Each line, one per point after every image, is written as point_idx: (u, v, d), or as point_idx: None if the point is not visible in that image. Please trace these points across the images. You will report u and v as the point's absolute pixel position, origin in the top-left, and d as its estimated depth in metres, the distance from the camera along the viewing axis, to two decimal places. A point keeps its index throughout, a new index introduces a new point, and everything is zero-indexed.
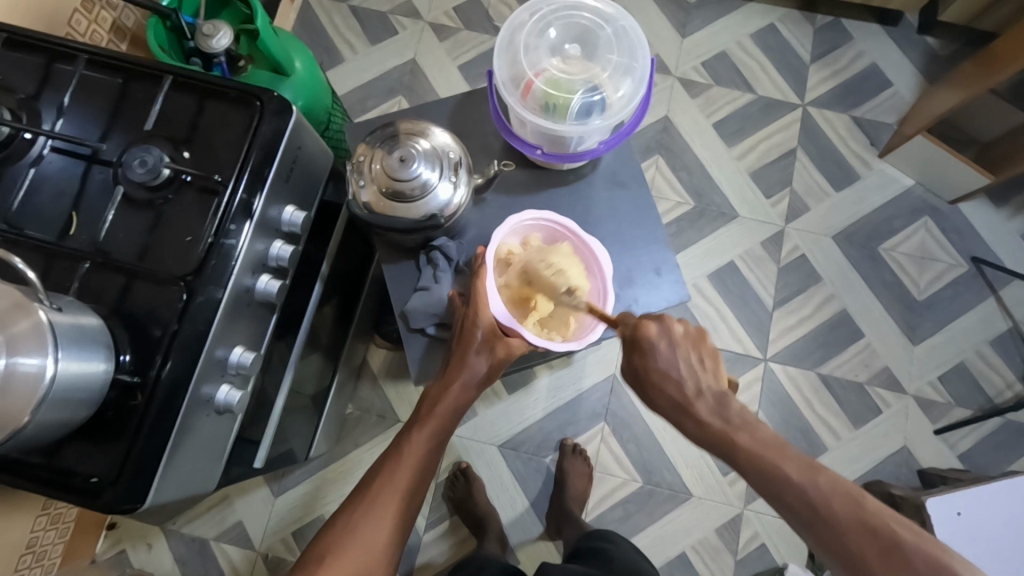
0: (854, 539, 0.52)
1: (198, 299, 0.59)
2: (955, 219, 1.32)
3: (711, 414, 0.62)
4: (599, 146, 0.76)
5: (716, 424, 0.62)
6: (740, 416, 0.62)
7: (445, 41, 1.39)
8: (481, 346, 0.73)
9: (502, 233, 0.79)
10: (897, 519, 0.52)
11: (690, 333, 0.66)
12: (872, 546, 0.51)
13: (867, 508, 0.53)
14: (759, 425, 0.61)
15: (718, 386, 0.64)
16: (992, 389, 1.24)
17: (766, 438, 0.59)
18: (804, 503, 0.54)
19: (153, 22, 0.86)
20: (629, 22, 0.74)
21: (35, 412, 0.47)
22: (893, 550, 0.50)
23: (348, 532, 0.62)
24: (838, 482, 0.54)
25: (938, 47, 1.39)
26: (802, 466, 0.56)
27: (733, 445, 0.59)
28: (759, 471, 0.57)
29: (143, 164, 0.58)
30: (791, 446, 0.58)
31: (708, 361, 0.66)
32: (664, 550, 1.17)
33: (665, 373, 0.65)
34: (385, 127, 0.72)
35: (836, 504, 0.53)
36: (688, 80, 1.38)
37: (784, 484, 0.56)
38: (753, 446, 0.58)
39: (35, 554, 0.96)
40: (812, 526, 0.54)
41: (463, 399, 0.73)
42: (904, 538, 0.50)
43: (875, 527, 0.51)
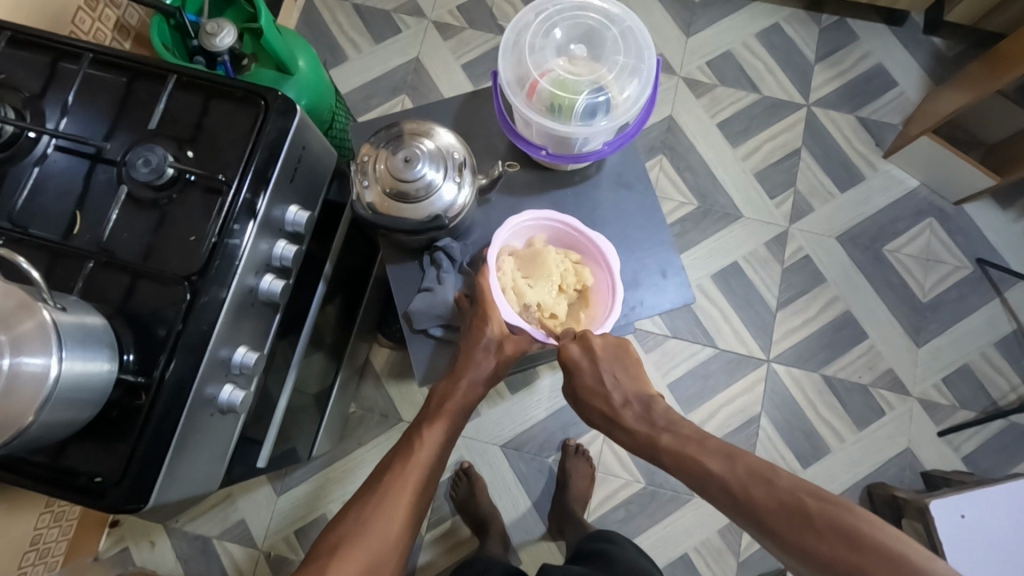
0: (769, 515, 0.57)
1: (203, 299, 0.59)
2: (961, 221, 1.31)
3: (638, 420, 0.70)
4: (604, 147, 0.76)
5: (639, 427, 0.70)
6: (664, 419, 0.69)
7: (449, 40, 1.39)
8: (490, 345, 0.73)
9: (503, 234, 0.78)
10: (806, 491, 0.57)
11: (612, 342, 0.73)
12: (781, 519, 0.57)
13: (778, 486, 0.58)
14: (682, 422, 0.68)
15: (642, 391, 0.72)
16: (997, 392, 1.23)
17: (690, 436, 0.66)
18: (724, 490, 0.61)
19: (157, 20, 0.86)
20: (635, 23, 0.74)
21: (39, 412, 0.47)
22: (802, 520, 0.56)
23: (360, 530, 0.62)
24: (753, 466, 0.60)
25: (944, 47, 1.38)
26: (720, 456, 0.63)
27: (655, 446, 0.67)
28: (685, 467, 0.64)
29: (146, 163, 0.58)
30: (709, 437, 0.65)
31: (632, 368, 0.74)
32: (666, 552, 1.17)
33: (596, 388, 0.72)
34: (389, 128, 0.71)
35: (751, 486, 0.59)
36: (693, 79, 1.38)
37: (704, 476, 0.62)
38: (674, 448, 0.66)
39: (38, 551, 0.97)
40: (736, 511, 0.60)
41: (470, 398, 0.74)
42: (807, 503, 0.56)
43: (784, 499, 0.57)
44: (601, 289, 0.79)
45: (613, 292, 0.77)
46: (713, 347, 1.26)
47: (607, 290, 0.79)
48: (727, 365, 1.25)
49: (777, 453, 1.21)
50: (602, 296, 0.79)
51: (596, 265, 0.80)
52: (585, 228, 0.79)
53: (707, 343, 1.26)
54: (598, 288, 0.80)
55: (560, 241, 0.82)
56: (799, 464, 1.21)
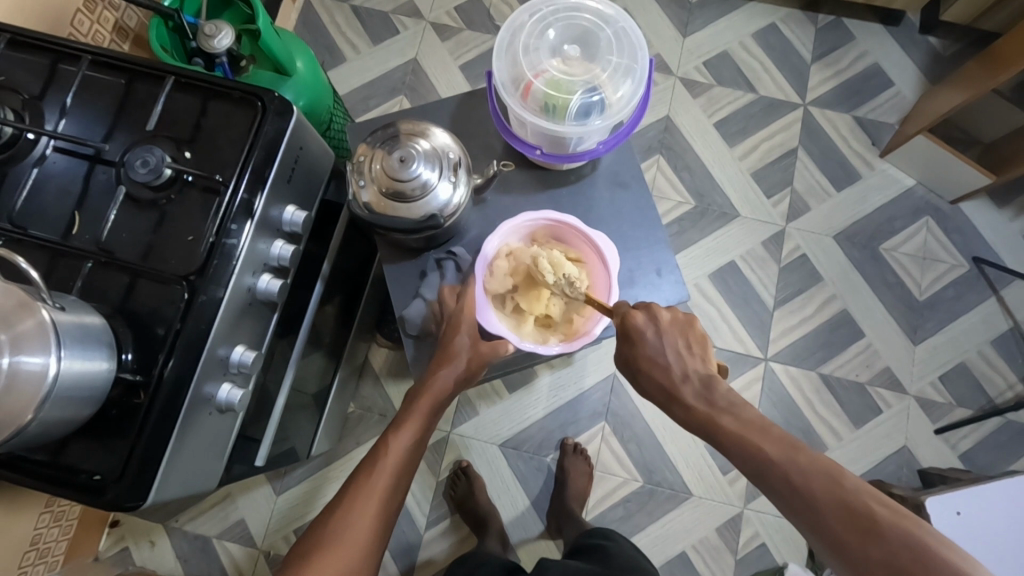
0: (835, 517, 0.50)
1: (200, 299, 0.59)
2: (958, 219, 1.32)
3: (696, 398, 0.61)
4: (599, 147, 0.76)
5: (701, 405, 0.60)
6: (726, 400, 0.60)
7: (447, 41, 1.39)
8: (465, 342, 0.75)
9: (501, 233, 0.78)
10: (880, 501, 0.49)
11: (681, 317, 0.64)
12: (846, 522, 0.49)
13: (849, 490, 0.50)
14: (746, 406, 0.59)
15: (706, 369, 0.62)
16: (994, 389, 1.24)
17: (751, 421, 0.57)
18: (785, 484, 0.53)
19: (155, 22, 0.86)
20: (629, 23, 0.74)
21: (38, 410, 0.47)
22: (870, 530, 0.48)
23: (332, 536, 0.60)
24: (821, 463, 0.52)
25: (940, 47, 1.38)
26: (783, 445, 0.54)
27: (714, 429, 0.58)
28: (742, 453, 0.56)
29: (144, 164, 0.59)
30: (775, 425, 0.56)
31: (698, 344, 0.64)
32: (664, 549, 1.17)
33: (653, 357, 0.63)
34: (386, 128, 0.72)
35: (816, 484, 0.51)
36: (690, 79, 1.38)
37: (762, 464, 0.54)
38: (735, 429, 0.57)
39: (39, 550, 0.97)
40: (794, 506, 0.52)
41: (440, 397, 0.74)
42: (881, 517, 0.48)
43: (854, 508, 0.49)
44: (600, 287, 0.78)
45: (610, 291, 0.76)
46: (710, 346, 1.26)
47: (605, 288, 0.78)
48: (725, 364, 1.25)
49: None
50: (601, 294, 0.77)
51: (595, 263, 0.79)
52: (588, 231, 0.78)
53: None
54: (597, 286, 0.78)
55: (565, 241, 0.81)
56: None
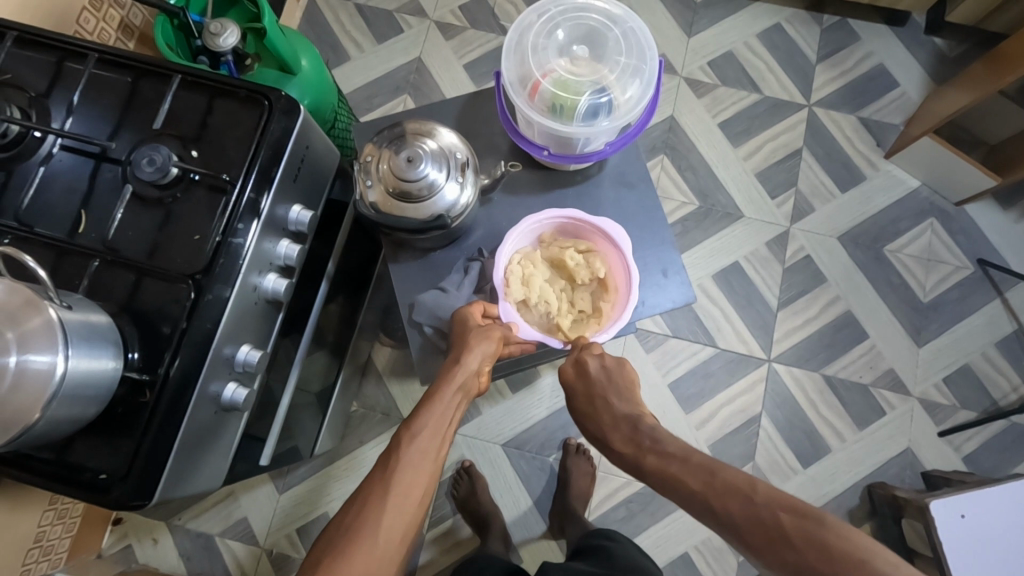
0: (744, 527, 0.54)
1: (207, 298, 0.59)
2: (962, 221, 1.31)
3: (626, 441, 0.67)
4: (606, 147, 0.76)
5: (629, 446, 0.67)
6: (648, 437, 0.65)
7: (451, 40, 1.39)
8: (479, 335, 0.71)
9: (515, 236, 0.78)
10: (780, 505, 0.53)
11: (611, 364, 0.73)
12: (752, 532, 0.53)
13: (755, 501, 0.54)
14: (668, 439, 0.64)
15: (630, 409, 0.70)
16: (997, 392, 1.23)
17: (668, 454, 0.62)
18: (706, 508, 0.57)
19: (160, 20, 0.86)
20: (637, 24, 0.74)
21: (46, 409, 0.47)
22: (774, 534, 0.52)
23: (354, 533, 0.58)
24: (729, 481, 0.56)
25: (945, 48, 1.38)
26: (699, 472, 0.59)
27: (642, 467, 0.64)
28: (668, 484, 0.61)
29: (151, 163, 0.59)
30: (694, 453, 0.61)
31: (627, 389, 0.72)
32: (666, 550, 1.17)
33: (589, 406, 0.73)
34: (393, 128, 0.72)
35: (726, 502, 0.55)
36: (694, 79, 1.38)
37: (683, 491, 0.59)
38: (655, 464, 0.62)
39: (42, 548, 0.97)
40: (715, 522, 0.57)
41: (460, 392, 0.70)
42: (783, 521, 0.52)
43: (759, 518, 0.53)
44: (617, 272, 0.79)
45: (630, 274, 0.77)
46: (714, 347, 1.26)
47: (623, 273, 0.78)
48: (728, 364, 1.25)
49: (778, 453, 1.22)
50: (619, 279, 0.79)
51: (610, 251, 0.79)
52: (594, 219, 0.78)
53: (708, 343, 1.26)
54: (614, 272, 0.79)
55: (573, 231, 0.81)
56: (799, 464, 1.21)
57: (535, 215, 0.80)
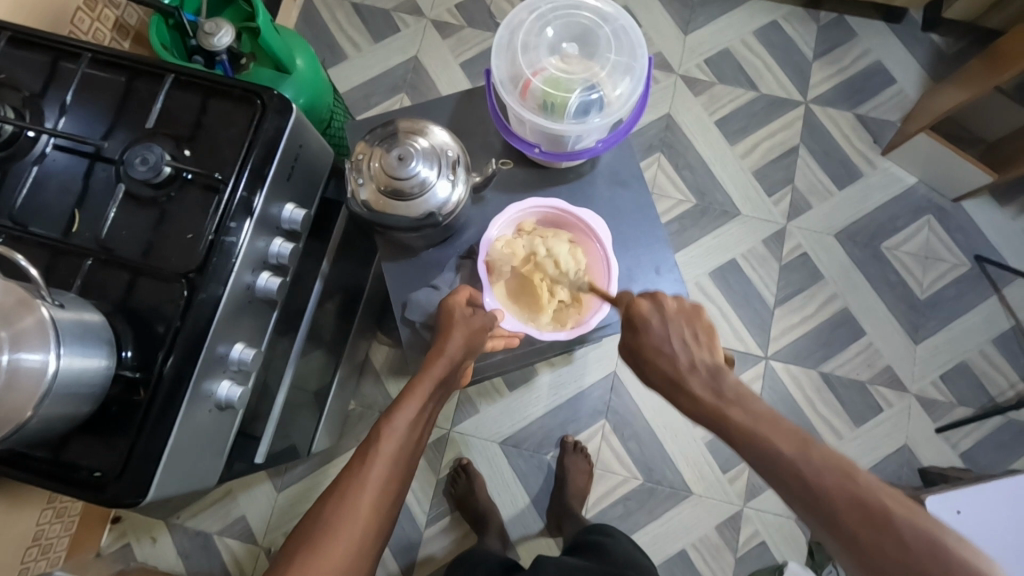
0: (847, 512, 0.50)
1: (200, 296, 0.59)
2: (960, 218, 1.31)
3: (705, 387, 0.60)
4: (598, 145, 0.76)
5: (712, 396, 0.59)
6: (735, 390, 0.59)
7: (448, 39, 1.39)
8: (461, 327, 0.72)
9: (497, 225, 0.79)
10: (891, 496, 0.50)
11: (688, 308, 0.64)
12: (860, 518, 0.49)
13: (862, 487, 0.50)
14: (753, 399, 0.58)
15: (713, 359, 0.62)
16: (995, 389, 1.23)
17: (759, 417, 0.56)
18: (797, 479, 0.52)
19: (155, 20, 0.86)
20: (628, 21, 0.74)
21: (38, 407, 0.47)
22: (882, 527, 0.48)
23: (329, 527, 0.58)
24: (830, 457, 0.52)
25: (943, 44, 1.38)
26: (794, 440, 0.54)
27: (725, 423, 0.57)
28: (753, 449, 0.55)
29: (144, 162, 0.59)
30: (783, 419, 0.56)
31: (706, 333, 0.63)
32: (664, 547, 1.18)
33: (659, 348, 0.63)
34: (385, 126, 0.72)
35: (829, 480, 0.51)
36: (691, 77, 1.38)
37: (774, 460, 0.53)
38: (745, 423, 0.56)
39: (40, 546, 0.98)
40: (804, 501, 0.52)
41: (439, 383, 0.70)
42: (894, 510, 0.49)
43: (867, 503, 0.49)
44: (597, 266, 0.80)
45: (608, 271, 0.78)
46: None
47: (602, 269, 0.79)
48: None
49: None
50: (599, 273, 0.79)
51: (591, 245, 0.80)
52: (578, 211, 0.80)
53: None
54: (593, 266, 0.80)
55: (554, 221, 0.82)
56: None
57: (521, 204, 0.81)
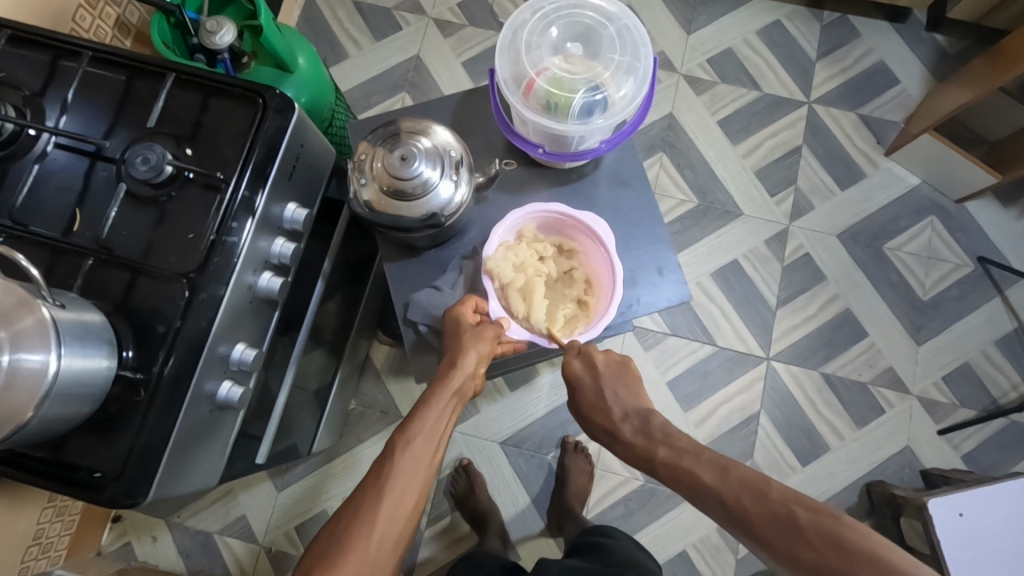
0: (763, 526, 0.53)
1: (201, 297, 0.59)
2: (962, 219, 1.31)
3: (636, 433, 0.66)
4: (601, 145, 0.76)
5: (638, 439, 0.66)
6: (661, 431, 0.65)
7: (450, 38, 1.39)
8: (472, 336, 0.71)
9: (500, 232, 0.78)
10: (797, 501, 0.53)
11: (616, 360, 0.72)
12: (771, 530, 0.53)
13: (773, 499, 0.54)
14: (679, 435, 0.64)
15: (642, 406, 0.68)
16: (997, 390, 1.23)
17: (683, 454, 0.61)
18: (717, 502, 0.57)
19: (157, 19, 0.86)
20: (632, 22, 0.73)
21: (39, 408, 0.47)
22: (793, 532, 0.52)
23: (344, 542, 0.58)
24: (746, 478, 0.56)
25: (946, 44, 1.37)
26: (714, 468, 0.58)
27: (652, 461, 0.63)
28: (681, 481, 0.60)
29: (145, 161, 0.59)
30: (706, 448, 0.61)
31: (634, 385, 0.71)
32: (665, 548, 1.17)
33: (596, 402, 0.70)
34: (387, 126, 0.71)
35: (743, 498, 0.55)
36: (694, 77, 1.38)
37: (697, 487, 0.59)
38: (670, 458, 0.62)
39: (41, 545, 0.98)
40: (728, 520, 0.56)
41: (454, 396, 0.69)
42: (799, 517, 0.52)
43: (775, 513, 0.53)
44: (600, 269, 0.80)
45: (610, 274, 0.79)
46: (712, 345, 1.26)
47: (604, 272, 0.80)
48: (727, 363, 1.25)
49: (777, 452, 1.21)
50: (602, 275, 0.80)
51: (591, 249, 0.81)
52: (581, 216, 0.79)
53: (707, 341, 1.26)
54: (594, 270, 0.81)
55: (554, 225, 0.82)
56: (798, 462, 1.21)
57: (523, 211, 0.80)
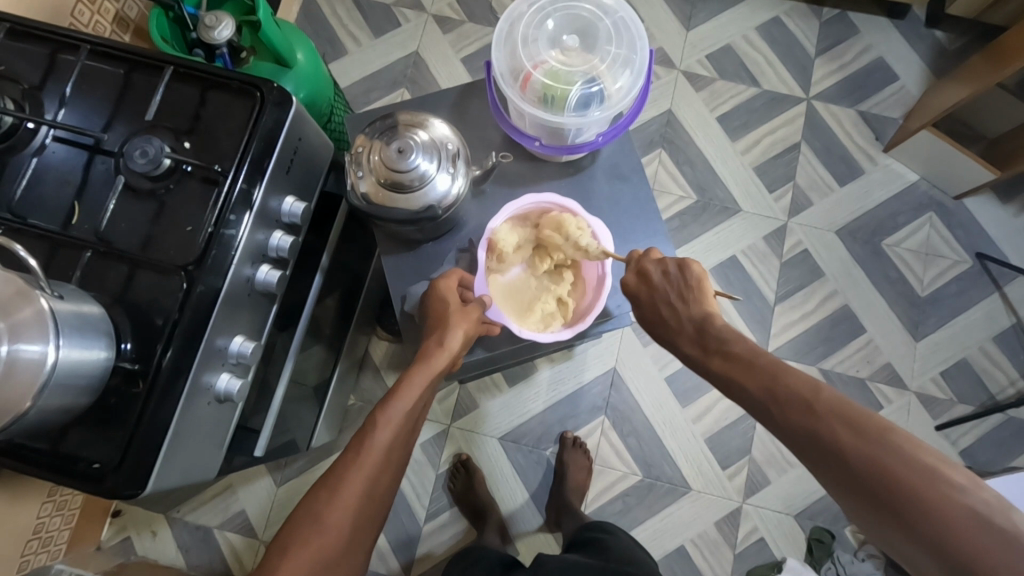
0: (806, 442, 0.53)
1: (199, 289, 0.59)
2: (960, 215, 1.31)
3: (692, 343, 0.67)
4: (598, 138, 0.76)
5: (695, 351, 0.66)
6: (717, 340, 0.64)
7: (449, 34, 1.39)
8: (459, 317, 0.72)
9: (508, 215, 0.78)
10: (841, 421, 0.51)
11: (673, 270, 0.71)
12: (813, 450, 0.52)
13: (819, 417, 0.52)
14: (737, 343, 0.62)
15: (703, 312, 0.67)
16: (995, 386, 1.23)
17: (736, 366, 0.61)
18: (763, 414, 0.57)
19: (155, 14, 0.86)
20: (628, 14, 0.73)
21: (37, 398, 0.48)
22: (836, 455, 0.50)
23: (316, 513, 0.58)
24: (795, 391, 0.55)
25: (945, 41, 1.37)
26: (763, 380, 0.57)
27: (708, 370, 0.64)
28: (732, 390, 0.61)
29: (143, 154, 0.59)
30: (760, 360, 0.59)
31: (693, 289, 0.69)
32: (663, 542, 1.18)
33: (656, 312, 0.71)
34: (385, 119, 0.71)
35: (789, 411, 0.54)
36: (693, 73, 1.38)
37: (745, 398, 0.59)
38: (726, 371, 0.61)
39: (41, 539, 0.98)
40: (776, 431, 0.56)
41: (435, 375, 0.70)
42: (842, 436, 0.50)
43: (819, 433, 0.51)
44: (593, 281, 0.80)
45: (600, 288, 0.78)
46: None
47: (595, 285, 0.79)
48: None
49: (775, 448, 1.22)
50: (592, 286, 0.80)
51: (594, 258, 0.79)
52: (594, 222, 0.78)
53: None
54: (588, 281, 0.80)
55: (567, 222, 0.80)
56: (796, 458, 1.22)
57: (540, 197, 0.79)
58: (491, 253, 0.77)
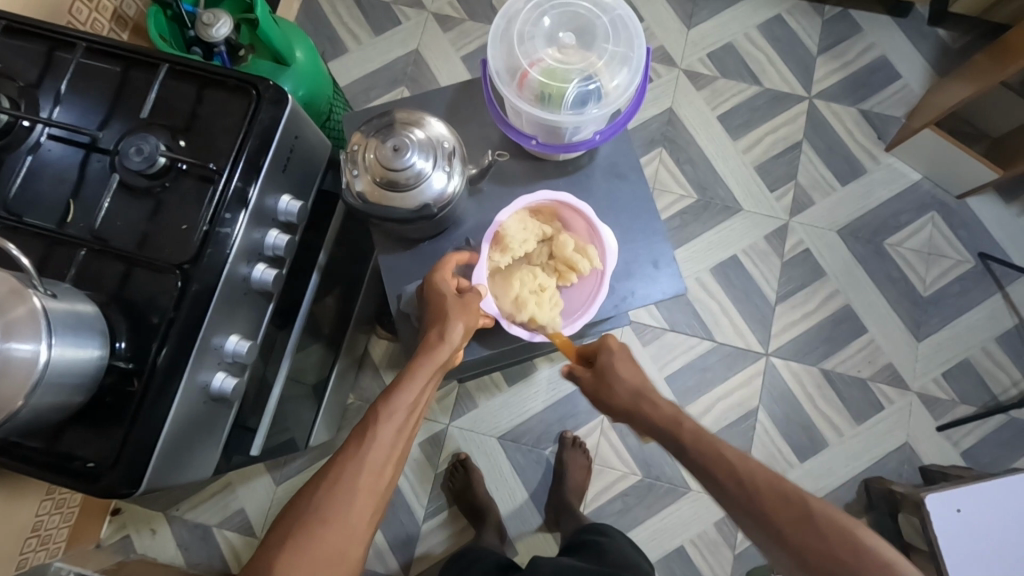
0: (795, 533, 0.55)
1: (193, 287, 0.59)
2: (963, 215, 1.30)
3: (665, 403, 0.67)
4: (595, 136, 0.76)
5: (669, 412, 0.66)
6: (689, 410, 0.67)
7: (449, 32, 1.39)
8: (457, 309, 0.71)
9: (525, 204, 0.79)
10: (815, 498, 0.57)
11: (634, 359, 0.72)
12: (787, 518, 0.56)
13: (794, 491, 0.57)
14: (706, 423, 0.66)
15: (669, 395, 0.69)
16: (998, 387, 1.23)
17: (712, 446, 0.62)
18: (733, 479, 0.59)
19: (154, 11, 0.86)
20: (626, 12, 0.73)
21: (29, 397, 0.47)
22: (809, 524, 0.55)
23: (319, 506, 0.58)
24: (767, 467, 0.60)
25: (949, 39, 1.36)
26: (736, 451, 0.61)
27: (679, 429, 0.64)
28: (701, 455, 0.62)
29: (138, 152, 0.59)
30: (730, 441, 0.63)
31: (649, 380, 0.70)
32: (662, 543, 1.17)
33: (630, 373, 0.70)
34: (381, 117, 0.71)
35: (761, 478, 0.58)
36: (693, 72, 1.37)
37: (714, 463, 0.61)
38: (707, 447, 0.62)
39: (39, 537, 0.98)
40: (739, 502, 0.59)
41: (438, 367, 0.69)
42: (815, 508, 0.56)
43: (794, 501, 0.56)
44: (582, 302, 0.79)
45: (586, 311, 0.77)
46: (711, 341, 1.25)
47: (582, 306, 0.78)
48: (726, 358, 1.25)
49: (775, 448, 1.21)
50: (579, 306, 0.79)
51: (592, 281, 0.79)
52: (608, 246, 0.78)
53: (705, 337, 1.26)
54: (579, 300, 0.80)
55: (585, 234, 0.80)
56: (797, 458, 1.21)
57: (563, 201, 0.79)
58: (497, 245, 0.77)
